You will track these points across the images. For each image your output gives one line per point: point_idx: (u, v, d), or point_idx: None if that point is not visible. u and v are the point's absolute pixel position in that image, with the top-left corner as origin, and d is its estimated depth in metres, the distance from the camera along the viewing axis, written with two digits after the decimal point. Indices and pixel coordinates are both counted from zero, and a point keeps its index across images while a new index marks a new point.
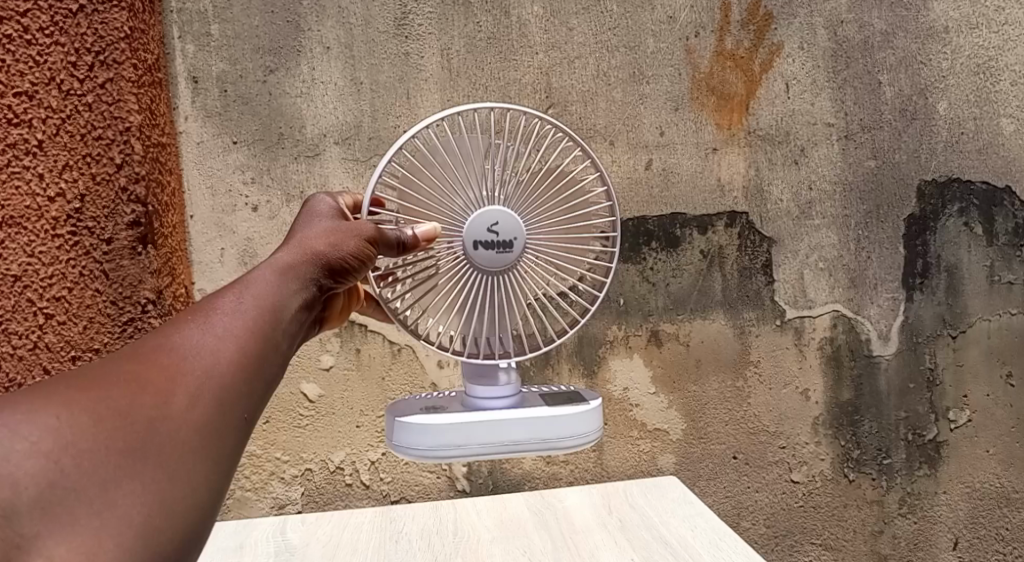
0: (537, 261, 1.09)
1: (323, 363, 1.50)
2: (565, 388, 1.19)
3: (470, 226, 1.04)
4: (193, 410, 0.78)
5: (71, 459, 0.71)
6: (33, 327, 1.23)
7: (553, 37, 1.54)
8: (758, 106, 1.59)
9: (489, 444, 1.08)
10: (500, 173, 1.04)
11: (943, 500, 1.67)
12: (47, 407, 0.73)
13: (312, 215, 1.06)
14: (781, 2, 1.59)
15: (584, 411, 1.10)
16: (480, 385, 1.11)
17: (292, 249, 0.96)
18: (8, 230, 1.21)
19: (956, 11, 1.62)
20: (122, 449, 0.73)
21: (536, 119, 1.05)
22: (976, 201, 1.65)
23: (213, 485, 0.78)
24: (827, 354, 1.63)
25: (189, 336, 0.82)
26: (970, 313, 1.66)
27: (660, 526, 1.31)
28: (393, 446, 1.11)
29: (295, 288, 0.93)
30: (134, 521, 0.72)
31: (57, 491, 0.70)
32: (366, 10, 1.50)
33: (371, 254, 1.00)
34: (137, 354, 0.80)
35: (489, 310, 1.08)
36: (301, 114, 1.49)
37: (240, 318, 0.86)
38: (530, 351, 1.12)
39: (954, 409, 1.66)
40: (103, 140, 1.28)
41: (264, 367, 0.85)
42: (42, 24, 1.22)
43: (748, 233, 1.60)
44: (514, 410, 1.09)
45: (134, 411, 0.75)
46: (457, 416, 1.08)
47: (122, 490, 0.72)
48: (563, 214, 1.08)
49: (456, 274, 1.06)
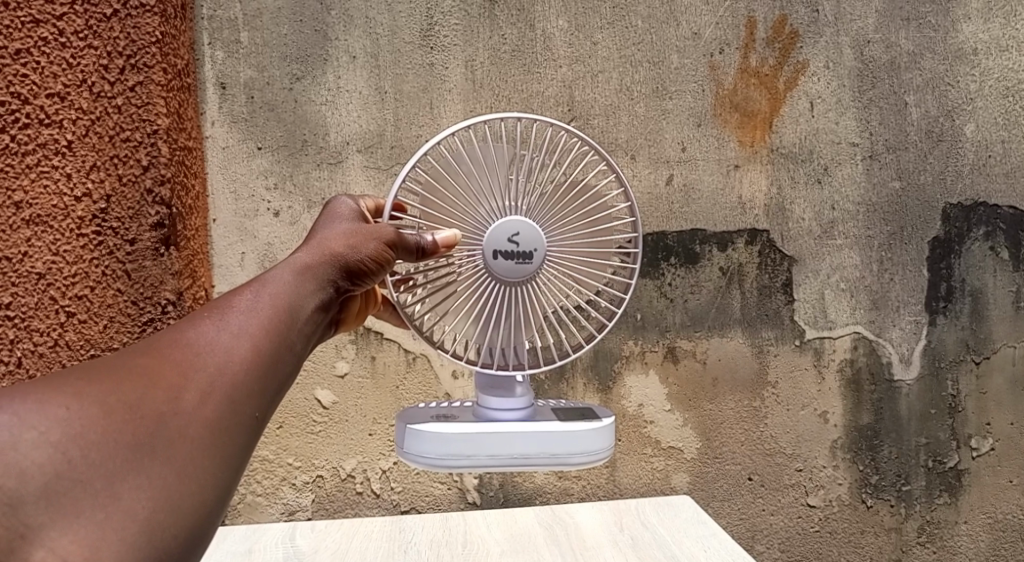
0: (557, 273, 1.08)
1: (337, 370, 1.49)
2: (578, 404, 1.17)
3: (491, 235, 1.03)
4: (204, 407, 0.78)
5: (79, 451, 0.71)
6: (55, 325, 1.23)
7: (577, 51, 1.54)
8: (782, 124, 1.58)
9: (498, 456, 1.07)
10: (523, 183, 1.03)
11: (963, 530, 1.64)
12: (58, 397, 0.73)
13: (332, 216, 1.05)
14: (808, 21, 1.58)
15: (597, 428, 1.09)
16: (494, 396, 1.10)
17: (310, 249, 0.96)
18: (34, 229, 1.21)
19: (986, 33, 1.61)
20: (130, 444, 0.73)
21: (562, 131, 1.05)
22: (1003, 225, 1.62)
23: (221, 482, 0.78)
24: (846, 377, 1.60)
25: (203, 332, 0.82)
26: (994, 340, 1.63)
27: (672, 546, 1.29)
28: (402, 453, 1.10)
29: (313, 288, 0.93)
30: (138, 516, 0.72)
31: (64, 482, 0.70)
32: (393, 20, 1.51)
33: (389, 258, 0.99)
34: (152, 349, 0.80)
35: (506, 320, 1.08)
36: (325, 121, 1.50)
37: (256, 315, 0.85)
38: (546, 364, 1.11)
39: (977, 436, 1.63)
40: (131, 142, 1.29)
41: (279, 367, 0.85)
42: (76, 28, 1.23)
43: (769, 252, 1.58)
44: (526, 422, 1.08)
45: (144, 405, 0.75)
46: (467, 426, 1.07)
47: (128, 484, 0.72)
48: (585, 226, 1.07)
49: (474, 283, 1.06)
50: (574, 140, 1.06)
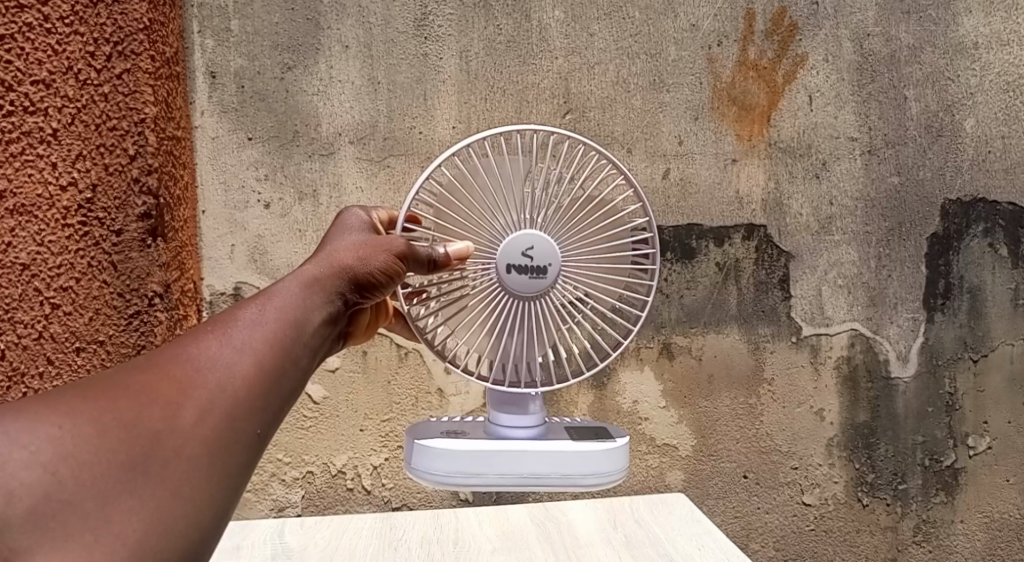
0: (573, 286, 1.05)
1: (328, 365, 1.47)
2: (591, 421, 1.16)
3: (505, 249, 1.01)
4: (202, 425, 0.76)
5: (70, 471, 0.70)
6: (39, 317, 1.21)
7: (574, 42, 1.52)
8: (780, 118, 1.56)
9: (508, 475, 1.06)
10: (539, 196, 1.01)
11: (959, 529, 1.63)
12: (54, 415, 0.72)
13: (342, 228, 1.04)
14: (807, 13, 1.56)
15: (611, 449, 1.08)
16: (506, 413, 1.09)
17: (320, 261, 0.95)
18: (18, 219, 1.18)
19: (987, 27, 1.59)
20: (125, 463, 0.72)
21: (579, 144, 1.03)
22: (1003, 222, 1.61)
23: (219, 504, 0.76)
24: (843, 374, 1.59)
25: (206, 347, 0.80)
26: (992, 337, 1.61)
27: (667, 544, 1.28)
28: (410, 468, 1.09)
29: (320, 301, 0.91)
30: (130, 539, 0.70)
31: (52, 503, 0.69)
32: (387, 9, 1.48)
33: (400, 269, 0.98)
34: (154, 365, 0.79)
35: (519, 334, 1.05)
36: (318, 112, 1.47)
37: (260, 329, 0.84)
38: (558, 383, 1.08)
39: (973, 435, 1.62)
40: (117, 131, 1.27)
41: (282, 382, 0.83)
42: (62, 14, 1.20)
43: (766, 247, 1.57)
44: (537, 441, 1.07)
45: (140, 424, 0.74)
46: (477, 444, 1.06)
47: (119, 506, 0.70)
48: (603, 240, 1.04)
49: (487, 297, 1.04)
50: (593, 154, 1.04)
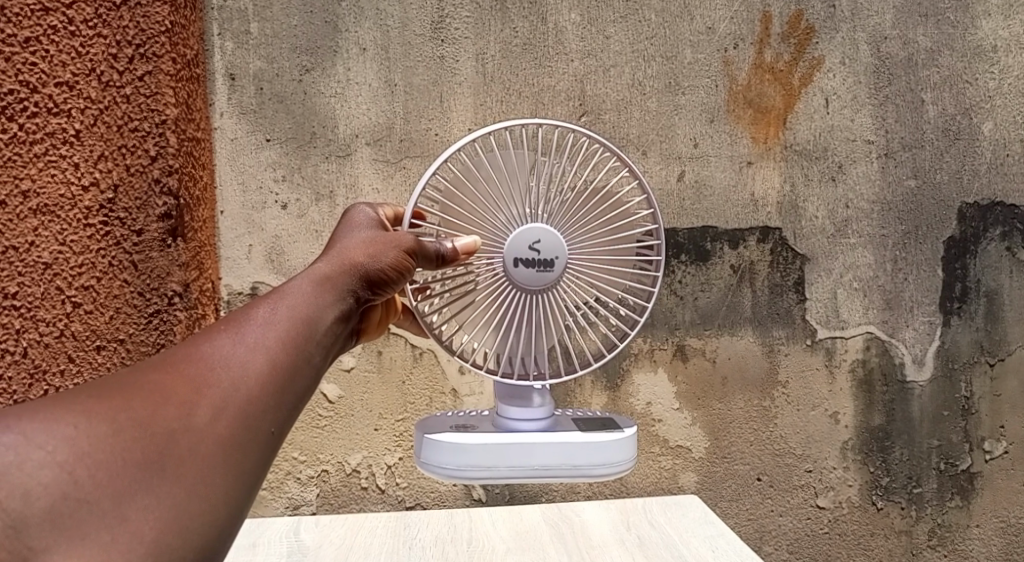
0: (578, 278, 1.06)
1: (344, 364, 1.48)
2: (598, 413, 1.16)
3: (511, 243, 1.02)
4: (217, 424, 0.77)
5: (86, 470, 0.71)
6: (61, 315, 1.23)
7: (589, 45, 1.52)
8: (795, 121, 1.56)
9: (519, 467, 1.06)
10: (543, 190, 1.02)
11: (975, 534, 1.62)
12: (70, 415, 0.73)
13: (350, 225, 1.06)
14: (823, 16, 1.56)
15: (619, 439, 1.08)
16: (514, 406, 1.09)
17: (330, 260, 0.96)
18: (41, 218, 1.20)
19: (1006, 30, 1.58)
20: (141, 462, 0.73)
21: (584, 137, 1.03)
22: (1021, 226, 1.60)
23: (234, 501, 0.77)
24: (858, 377, 1.58)
25: (220, 347, 0.82)
26: (1009, 341, 1.60)
27: (680, 546, 1.28)
28: (422, 463, 1.09)
29: (332, 300, 0.92)
30: (146, 537, 0.71)
31: (68, 503, 0.69)
32: (404, 12, 1.50)
33: (409, 266, 0.99)
34: (168, 365, 0.80)
35: (526, 328, 1.06)
36: (335, 114, 1.49)
37: (273, 329, 0.85)
38: (566, 375, 1.09)
39: (990, 439, 1.61)
40: (139, 132, 1.29)
41: (295, 381, 0.84)
42: (86, 16, 1.22)
43: (781, 250, 1.56)
44: (546, 433, 1.07)
45: (155, 423, 0.75)
46: (486, 437, 1.06)
47: (135, 505, 0.72)
48: (607, 233, 1.05)
49: (494, 292, 1.05)
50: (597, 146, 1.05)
